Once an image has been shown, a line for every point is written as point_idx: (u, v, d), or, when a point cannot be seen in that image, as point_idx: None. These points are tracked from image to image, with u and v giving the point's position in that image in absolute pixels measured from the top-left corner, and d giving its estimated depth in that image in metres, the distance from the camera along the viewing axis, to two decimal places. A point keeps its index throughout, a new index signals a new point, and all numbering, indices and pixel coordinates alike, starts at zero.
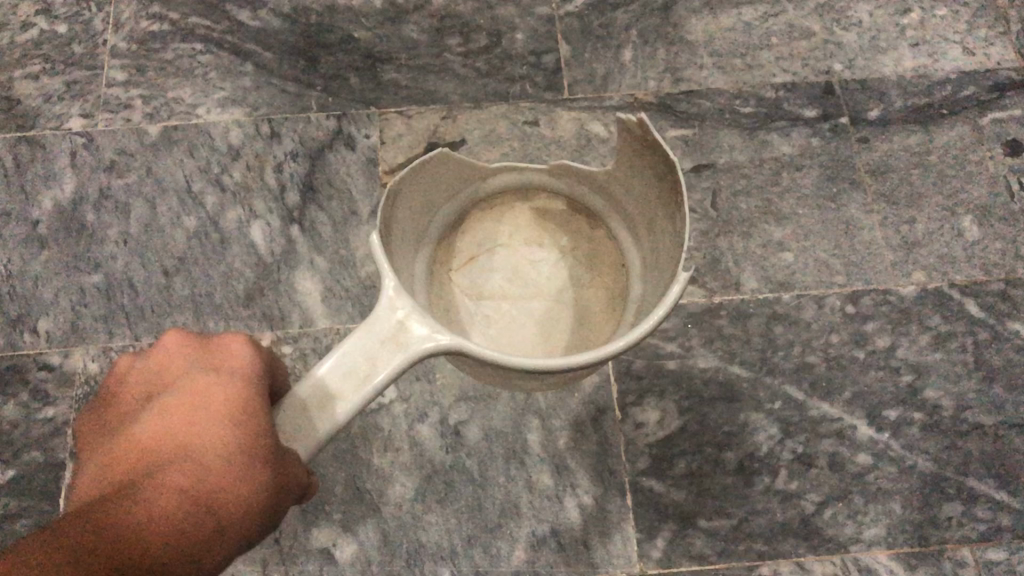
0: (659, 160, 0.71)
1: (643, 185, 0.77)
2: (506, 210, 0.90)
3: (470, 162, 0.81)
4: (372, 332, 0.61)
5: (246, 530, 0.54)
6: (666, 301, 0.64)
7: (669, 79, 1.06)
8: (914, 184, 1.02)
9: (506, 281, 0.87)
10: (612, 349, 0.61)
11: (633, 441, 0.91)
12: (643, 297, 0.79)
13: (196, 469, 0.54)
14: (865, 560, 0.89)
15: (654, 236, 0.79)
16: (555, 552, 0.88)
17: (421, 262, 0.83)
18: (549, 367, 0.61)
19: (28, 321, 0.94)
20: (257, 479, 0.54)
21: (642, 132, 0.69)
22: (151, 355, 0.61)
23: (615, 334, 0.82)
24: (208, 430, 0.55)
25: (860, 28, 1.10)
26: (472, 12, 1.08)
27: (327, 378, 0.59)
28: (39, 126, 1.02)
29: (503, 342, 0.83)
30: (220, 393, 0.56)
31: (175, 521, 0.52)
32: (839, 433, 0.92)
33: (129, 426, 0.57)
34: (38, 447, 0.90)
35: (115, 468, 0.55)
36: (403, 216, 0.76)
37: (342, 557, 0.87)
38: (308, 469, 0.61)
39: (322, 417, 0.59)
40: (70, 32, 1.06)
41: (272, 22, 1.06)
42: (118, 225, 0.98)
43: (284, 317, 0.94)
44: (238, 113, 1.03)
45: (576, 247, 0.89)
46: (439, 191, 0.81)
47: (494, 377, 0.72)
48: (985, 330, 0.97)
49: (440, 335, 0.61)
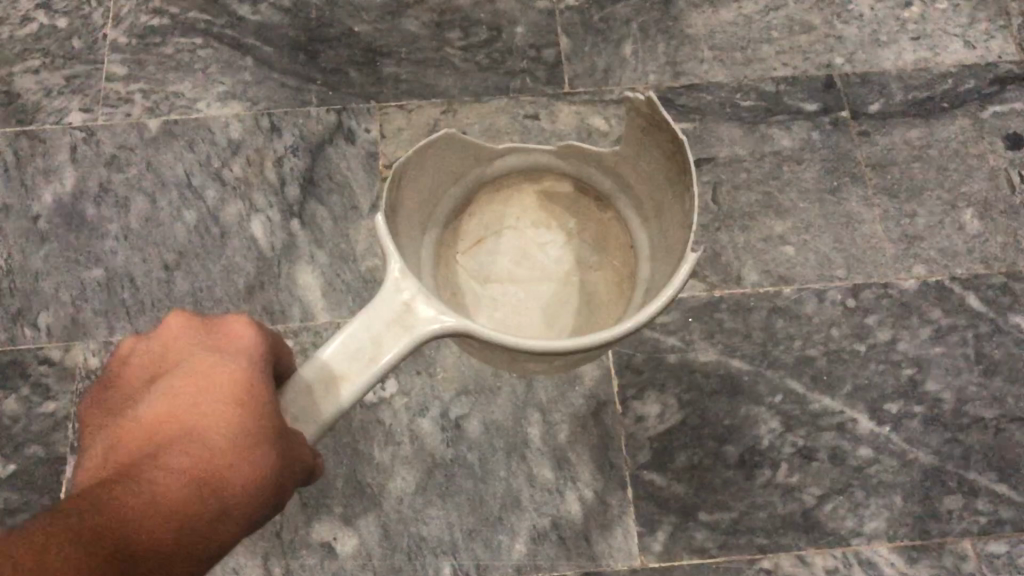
0: (668, 140, 0.71)
1: (651, 166, 0.78)
2: (512, 193, 0.90)
3: (476, 144, 0.82)
4: (378, 313, 0.61)
5: (250, 512, 0.55)
6: (675, 281, 0.64)
7: (670, 73, 1.06)
8: (915, 177, 1.02)
9: (511, 265, 0.87)
10: (623, 328, 0.62)
11: (633, 435, 0.91)
12: (650, 278, 0.79)
13: (200, 451, 0.54)
14: (865, 553, 0.89)
15: (661, 218, 0.79)
16: (555, 546, 0.88)
17: (426, 245, 0.83)
18: (558, 347, 0.61)
19: (28, 315, 0.94)
20: (263, 463, 0.55)
21: (651, 112, 0.70)
22: (155, 335, 0.60)
23: (622, 316, 0.82)
24: (213, 413, 0.55)
25: (861, 21, 1.10)
26: (473, 7, 1.08)
27: (332, 356, 0.59)
28: (39, 121, 1.02)
29: (509, 326, 0.83)
30: (225, 375, 0.56)
31: (179, 505, 0.53)
32: (840, 427, 0.92)
33: (133, 407, 0.57)
34: (38, 442, 0.90)
35: (119, 450, 0.56)
36: (408, 197, 0.76)
37: (343, 551, 0.87)
38: (314, 451, 0.61)
39: (328, 398, 0.59)
40: (69, 27, 1.06)
41: (272, 16, 1.06)
42: (119, 219, 0.98)
43: (285, 312, 0.94)
44: (238, 107, 1.03)
45: (582, 230, 0.89)
46: (446, 173, 0.82)
47: (500, 360, 0.72)
48: (986, 323, 0.97)
49: (446, 317, 0.62)
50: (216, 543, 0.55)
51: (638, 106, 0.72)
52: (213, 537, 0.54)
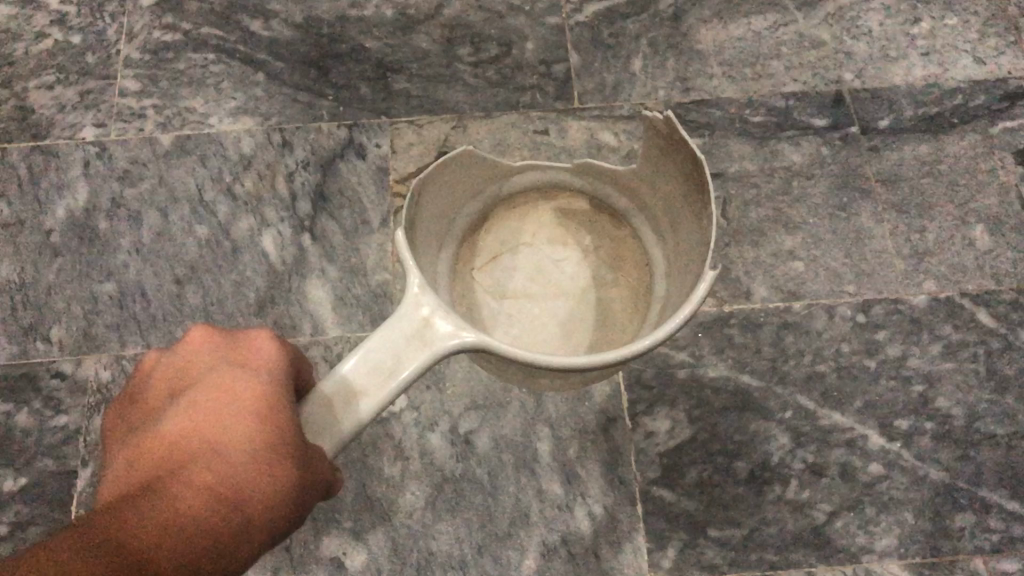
0: (685, 157, 0.71)
1: (668, 184, 0.78)
2: (529, 209, 0.90)
3: (494, 160, 0.83)
4: (398, 331, 0.61)
5: (270, 530, 0.55)
6: (694, 298, 0.64)
7: (680, 88, 1.06)
8: (926, 193, 1.02)
9: (527, 280, 0.87)
10: (639, 347, 0.62)
11: (644, 450, 0.91)
12: (667, 295, 0.79)
13: (221, 466, 0.54)
14: (877, 570, 0.88)
15: (678, 235, 0.79)
16: (565, 562, 0.88)
17: (443, 261, 0.84)
18: (576, 365, 0.61)
19: (40, 329, 0.95)
20: (285, 478, 0.54)
21: (669, 131, 0.71)
22: (177, 351, 0.61)
23: (639, 332, 0.82)
24: (234, 427, 0.55)
25: (870, 37, 1.10)
26: (483, 22, 1.09)
27: (352, 373, 0.60)
28: (52, 136, 1.03)
29: (526, 341, 0.83)
30: (247, 389, 0.57)
31: (203, 521, 0.53)
32: (850, 443, 0.92)
33: (156, 421, 0.58)
34: (50, 455, 0.90)
35: (142, 464, 0.56)
36: (427, 214, 0.77)
37: (353, 566, 0.87)
38: (333, 467, 0.61)
39: (348, 415, 0.59)
40: (83, 42, 1.07)
41: (283, 32, 1.07)
42: (131, 234, 0.99)
43: (295, 326, 0.94)
44: (250, 122, 1.03)
45: (599, 246, 0.89)
46: (463, 188, 0.83)
47: (514, 376, 0.72)
48: (998, 339, 0.97)
49: (465, 333, 0.62)
50: (235, 561, 0.54)
51: (655, 124, 0.73)
52: (231, 554, 0.54)
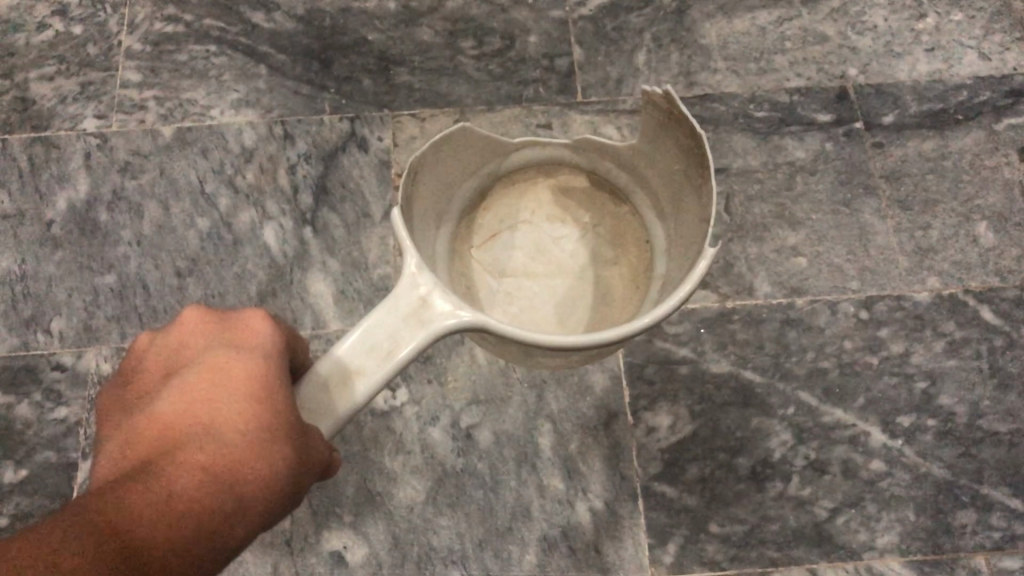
0: (686, 132, 0.71)
1: (668, 160, 0.77)
2: (528, 186, 0.90)
3: (493, 138, 0.82)
4: (394, 308, 0.61)
5: (266, 508, 0.55)
6: (693, 277, 0.64)
7: (683, 83, 1.06)
8: (929, 190, 1.02)
9: (527, 258, 0.87)
10: (638, 325, 0.61)
11: (644, 446, 0.91)
12: (667, 273, 0.79)
13: (217, 447, 0.54)
14: (878, 567, 0.88)
15: (679, 212, 0.79)
16: (565, 557, 0.87)
17: (441, 238, 0.83)
18: (575, 342, 0.60)
19: (40, 321, 0.95)
20: (279, 458, 0.54)
21: (668, 105, 0.70)
22: (171, 333, 0.60)
23: (638, 309, 0.82)
24: (229, 408, 0.55)
25: (875, 32, 1.09)
26: (486, 15, 1.08)
27: (350, 349, 0.59)
28: (53, 127, 1.02)
29: (524, 319, 0.83)
30: (241, 370, 0.56)
31: (198, 501, 0.52)
32: (852, 440, 0.92)
33: (150, 402, 0.57)
34: (50, 447, 0.90)
35: (136, 446, 0.55)
36: (424, 190, 0.76)
37: (353, 561, 0.87)
38: (331, 446, 0.61)
39: (345, 391, 0.59)
40: (84, 33, 1.07)
41: (285, 24, 1.07)
42: (131, 226, 0.98)
43: (296, 319, 0.94)
44: (252, 115, 1.03)
45: (599, 224, 0.89)
46: (462, 165, 0.82)
47: (513, 355, 0.72)
48: (1001, 337, 0.96)
49: (462, 311, 0.61)
50: (230, 540, 0.54)
51: (654, 99, 0.72)
52: (228, 533, 0.54)
